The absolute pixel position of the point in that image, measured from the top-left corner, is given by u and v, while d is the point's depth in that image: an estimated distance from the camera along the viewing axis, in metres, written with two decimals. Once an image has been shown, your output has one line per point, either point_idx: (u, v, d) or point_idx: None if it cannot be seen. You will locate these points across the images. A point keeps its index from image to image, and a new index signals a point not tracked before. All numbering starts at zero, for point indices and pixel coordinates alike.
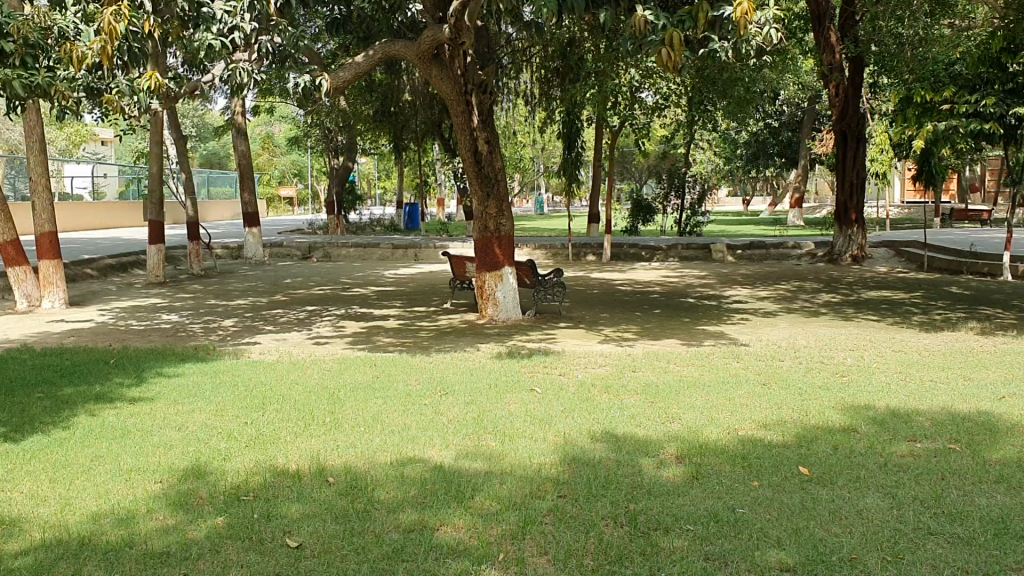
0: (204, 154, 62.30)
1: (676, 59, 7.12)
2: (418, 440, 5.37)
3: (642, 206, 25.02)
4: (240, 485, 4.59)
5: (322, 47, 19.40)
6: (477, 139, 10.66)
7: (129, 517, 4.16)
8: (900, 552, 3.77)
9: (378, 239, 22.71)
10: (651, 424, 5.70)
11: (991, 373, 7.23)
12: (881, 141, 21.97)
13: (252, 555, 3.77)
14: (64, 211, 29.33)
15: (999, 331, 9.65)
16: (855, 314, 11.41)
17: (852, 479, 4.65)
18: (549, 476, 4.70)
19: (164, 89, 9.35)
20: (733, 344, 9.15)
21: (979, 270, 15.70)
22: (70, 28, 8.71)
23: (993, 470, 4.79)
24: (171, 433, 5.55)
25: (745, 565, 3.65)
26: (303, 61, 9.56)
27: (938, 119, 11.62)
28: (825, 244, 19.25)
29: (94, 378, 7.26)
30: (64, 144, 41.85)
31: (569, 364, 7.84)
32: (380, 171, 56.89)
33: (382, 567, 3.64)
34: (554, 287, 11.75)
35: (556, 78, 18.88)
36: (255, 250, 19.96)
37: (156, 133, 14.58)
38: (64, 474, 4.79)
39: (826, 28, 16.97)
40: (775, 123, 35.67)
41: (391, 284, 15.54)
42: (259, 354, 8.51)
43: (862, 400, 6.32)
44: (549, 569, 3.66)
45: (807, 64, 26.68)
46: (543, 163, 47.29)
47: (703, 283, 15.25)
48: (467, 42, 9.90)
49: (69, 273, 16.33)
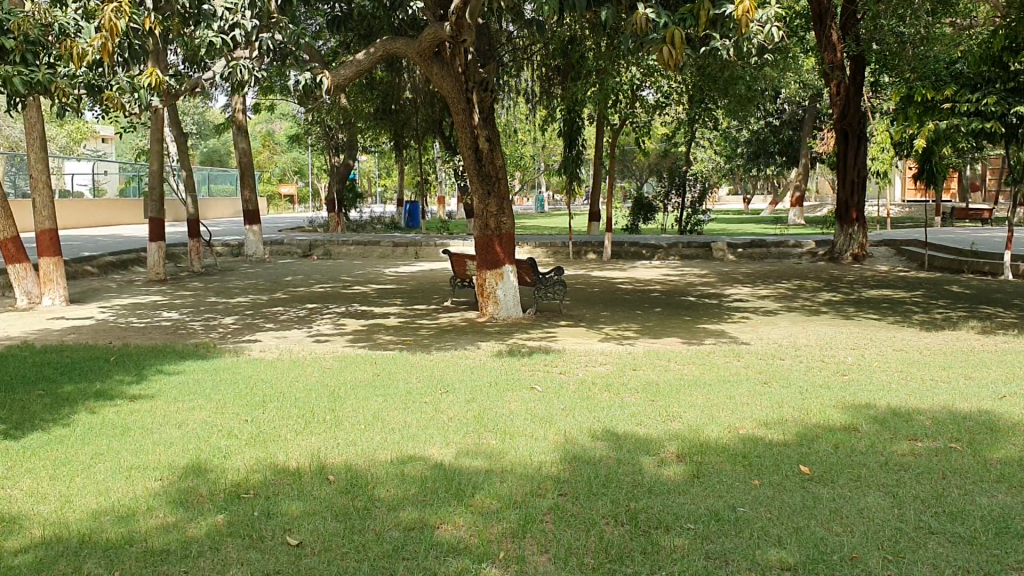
0: (205, 151, 62.43)
1: (677, 57, 7.09)
2: (419, 439, 5.35)
3: (642, 205, 25.04)
4: (239, 482, 4.59)
5: (322, 44, 19.55)
6: (477, 137, 10.62)
7: (129, 516, 4.15)
8: (900, 551, 3.75)
9: (379, 236, 22.67)
10: (652, 423, 5.68)
11: (993, 373, 7.20)
12: (881, 139, 21.97)
13: (252, 553, 3.76)
14: (65, 208, 29.35)
15: (1001, 331, 9.60)
16: (856, 314, 11.36)
17: (852, 479, 4.63)
18: (549, 475, 4.69)
19: (164, 86, 9.32)
20: (733, 343, 9.13)
21: (980, 269, 15.67)
22: (71, 25, 8.58)
23: (994, 469, 4.77)
24: (171, 431, 5.54)
25: (745, 564, 3.64)
26: (304, 59, 9.54)
27: (939, 118, 11.64)
28: (826, 243, 19.21)
29: (95, 375, 7.27)
30: (65, 141, 42.00)
31: (569, 363, 7.82)
32: (380, 168, 56.93)
33: (382, 565, 3.63)
34: (555, 285, 11.75)
35: (557, 75, 18.85)
36: (255, 247, 19.99)
37: (156, 132, 14.50)
38: (64, 471, 4.79)
39: (826, 27, 17.07)
40: (775, 121, 35.66)
41: (391, 282, 15.51)
42: (259, 352, 8.49)
43: (863, 399, 6.30)
44: (549, 568, 3.64)
45: (807, 63, 26.67)
46: (543, 162, 47.34)
47: (703, 282, 15.23)
48: (468, 39, 9.89)
49: (70, 270, 16.32)
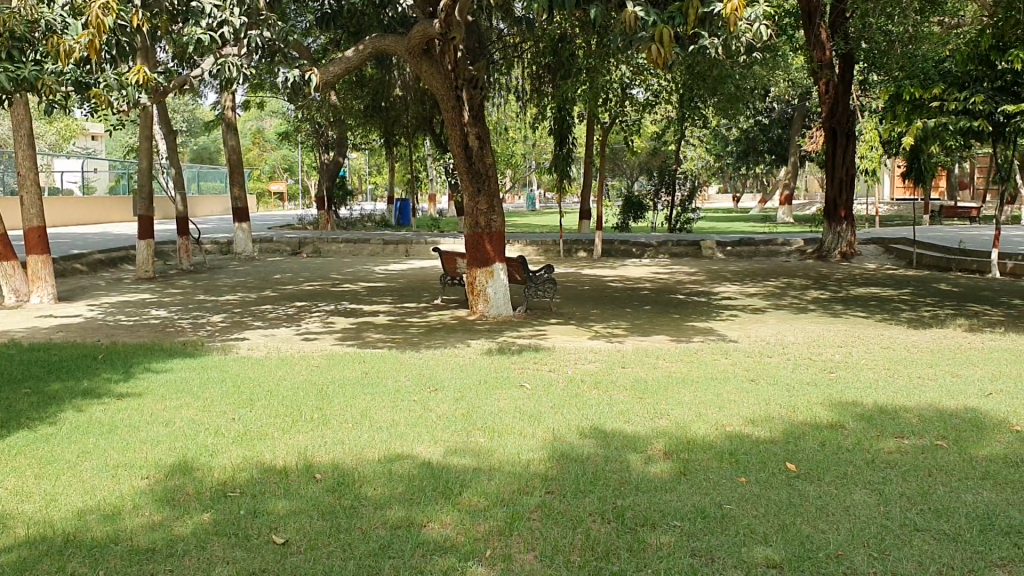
0: (194, 148, 62.41)
1: (665, 55, 7.11)
2: (407, 438, 5.34)
3: (632, 203, 25.00)
4: (226, 481, 4.58)
5: (312, 41, 19.56)
6: (467, 134, 10.61)
7: (115, 514, 4.14)
8: (886, 548, 3.78)
9: (368, 235, 22.56)
10: (639, 420, 5.71)
11: (980, 370, 7.25)
12: (869, 138, 22.21)
13: (239, 551, 3.76)
14: (55, 205, 29.33)
15: (987, 327, 9.68)
16: (843, 310, 11.45)
17: (839, 476, 4.65)
18: (537, 472, 4.70)
19: (152, 83, 9.26)
20: (722, 340, 9.15)
21: (968, 267, 15.73)
22: (57, 22, 8.54)
23: (980, 466, 4.81)
24: (157, 429, 5.53)
25: (731, 561, 3.66)
26: (292, 56, 9.48)
27: (927, 117, 11.38)
28: (814, 241, 19.28)
29: (83, 373, 7.24)
30: (54, 139, 42.05)
31: (559, 360, 7.83)
32: (371, 165, 56.91)
33: (369, 564, 3.62)
34: (545, 283, 11.70)
35: (547, 74, 18.67)
36: (245, 245, 19.93)
37: (145, 129, 14.41)
38: (50, 469, 4.77)
39: (815, 25, 17.03)
40: (765, 120, 35.85)
41: (381, 280, 15.54)
42: (247, 350, 8.47)
43: (850, 397, 6.33)
44: (536, 566, 3.64)
45: (796, 62, 26.84)
46: (534, 159, 47.32)
47: (693, 279, 15.25)
48: (458, 37, 9.92)
49: (58, 267, 16.24)
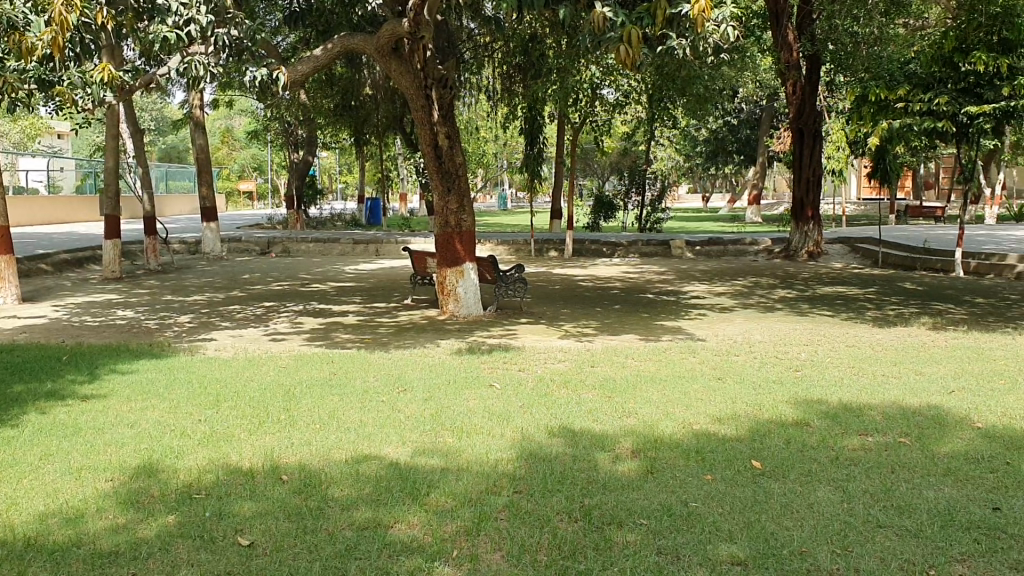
0: (162, 147, 61.79)
1: (633, 56, 7.15)
2: (374, 438, 5.32)
3: (603, 203, 25.06)
4: (192, 483, 4.55)
5: (281, 40, 19.43)
6: (437, 134, 10.60)
7: (78, 517, 4.09)
8: (849, 544, 3.82)
9: (338, 235, 22.44)
10: (607, 419, 5.73)
11: (943, 368, 7.34)
12: (836, 138, 22.43)
13: (204, 554, 3.73)
14: (19, 205, 28.93)
15: (951, 326, 9.80)
16: (810, 309, 11.55)
17: (804, 473, 4.70)
18: (505, 472, 4.70)
19: (117, 81, 9.16)
20: (691, 339, 9.21)
21: (933, 266, 15.92)
22: (20, 19, 8.41)
23: (941, 462, 4.88)
24: (122, 431, 5.48)
25: (696, 559, 3.69)
26: (260, 54, 9.41)
27: (892, 118, 11.60)
28: (782, 240, 19.44)
29: (47, 375, 7.16)
30: (19, 138, 41.47)
31: (528, 360, 7.84)
32: (341, 164, 56.63)
33: (335, 565, 3.61)
34: (516, 282, 11.70)
35: (518, 73, 18.37)
36: (213, 245, 19.75)
37: (111, 127, 14.24)
38: (12, 472, 4.71)
39: (782, 26, 16.98)
40: (734, 121, 36.06)
41: (351, 279, 15.46)
42: (215, 351, 8.41)
43: (815, 394, 6.39)
44: (503, 566, 3.65)
45: (765, 63, 27.01)
46: (506, 159, 47.29)
47: (662, 279, 15.31)
48: (427, 35, 9.96)
49: (22, 268, 16.03)
